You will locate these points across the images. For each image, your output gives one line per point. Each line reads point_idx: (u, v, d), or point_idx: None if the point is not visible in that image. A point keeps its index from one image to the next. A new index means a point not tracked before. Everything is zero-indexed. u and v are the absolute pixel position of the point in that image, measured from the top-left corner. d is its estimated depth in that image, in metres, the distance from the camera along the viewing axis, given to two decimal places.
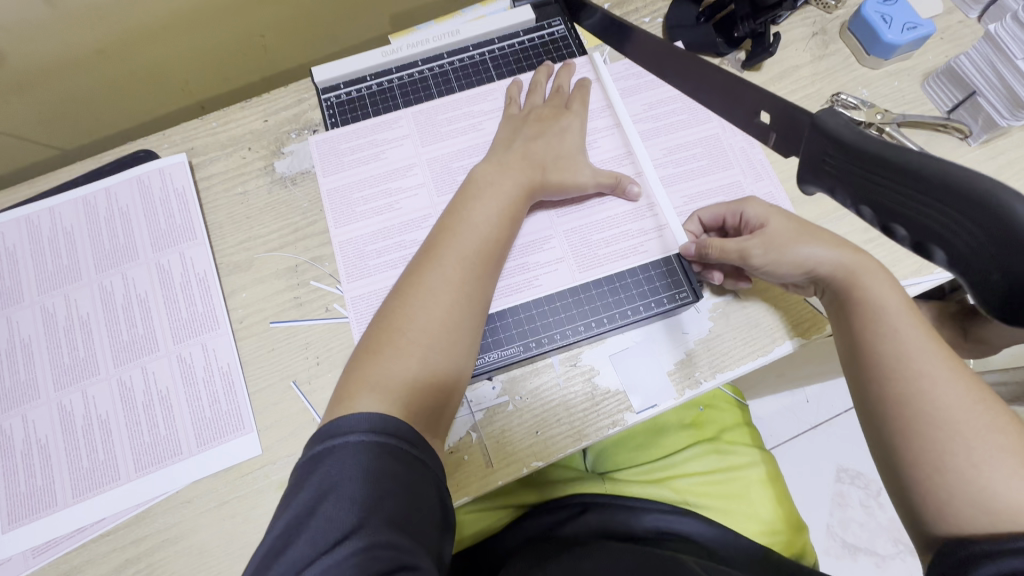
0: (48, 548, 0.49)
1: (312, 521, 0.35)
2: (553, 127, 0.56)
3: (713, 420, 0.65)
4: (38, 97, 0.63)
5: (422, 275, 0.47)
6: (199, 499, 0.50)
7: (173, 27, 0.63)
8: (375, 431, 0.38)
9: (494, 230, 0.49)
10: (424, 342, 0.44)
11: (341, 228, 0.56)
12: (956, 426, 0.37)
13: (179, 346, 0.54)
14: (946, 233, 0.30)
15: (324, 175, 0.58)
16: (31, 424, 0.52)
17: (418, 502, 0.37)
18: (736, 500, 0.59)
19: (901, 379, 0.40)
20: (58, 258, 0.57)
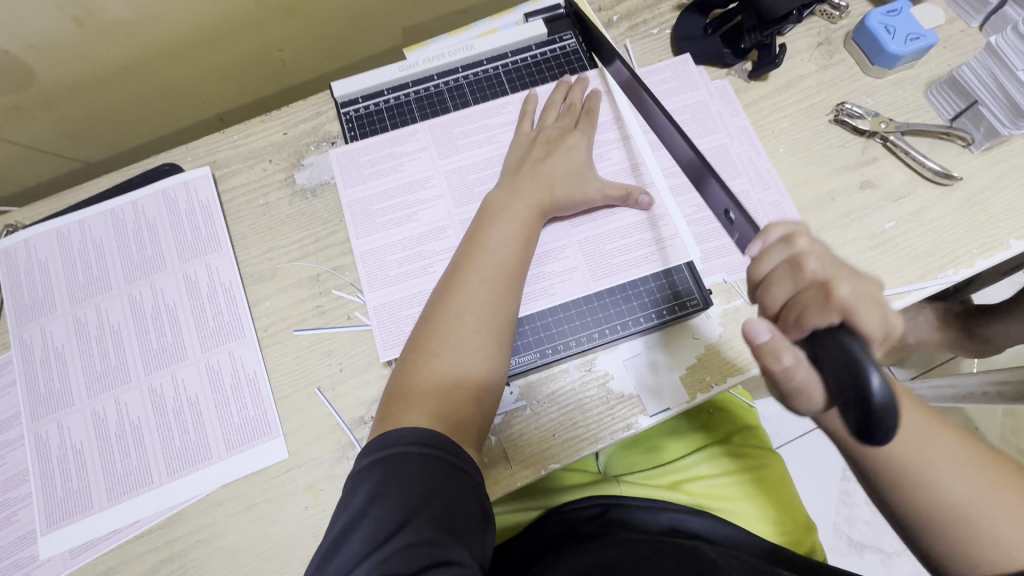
0: (86, 549, 0.51)
1: (363, 521, 0.39)
2: (567, 139, 0.58)
3: (723, 423, 0.67)
4: (64, 112, 0.65)
5: (450, 297, 0.50)
6: (229, 501, 0.52)
7: (195, 44, 0.65)
8: (415, 441, 0.42)
9: (515, 249, 0.52)
10: (457, 363, 0.47)
11: (363, 240, 0.58)
12: (975, 518, 0.39)
13: (207, 354, 0.56)
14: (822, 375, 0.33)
15: (344, 187, 0.60)
16: (66, 430, 0.54)
17: (461, 506, 0.40)
18: (747, 502, 0.61)
19: (913, 487, 0.40)
20: (88, 269, 0.59)
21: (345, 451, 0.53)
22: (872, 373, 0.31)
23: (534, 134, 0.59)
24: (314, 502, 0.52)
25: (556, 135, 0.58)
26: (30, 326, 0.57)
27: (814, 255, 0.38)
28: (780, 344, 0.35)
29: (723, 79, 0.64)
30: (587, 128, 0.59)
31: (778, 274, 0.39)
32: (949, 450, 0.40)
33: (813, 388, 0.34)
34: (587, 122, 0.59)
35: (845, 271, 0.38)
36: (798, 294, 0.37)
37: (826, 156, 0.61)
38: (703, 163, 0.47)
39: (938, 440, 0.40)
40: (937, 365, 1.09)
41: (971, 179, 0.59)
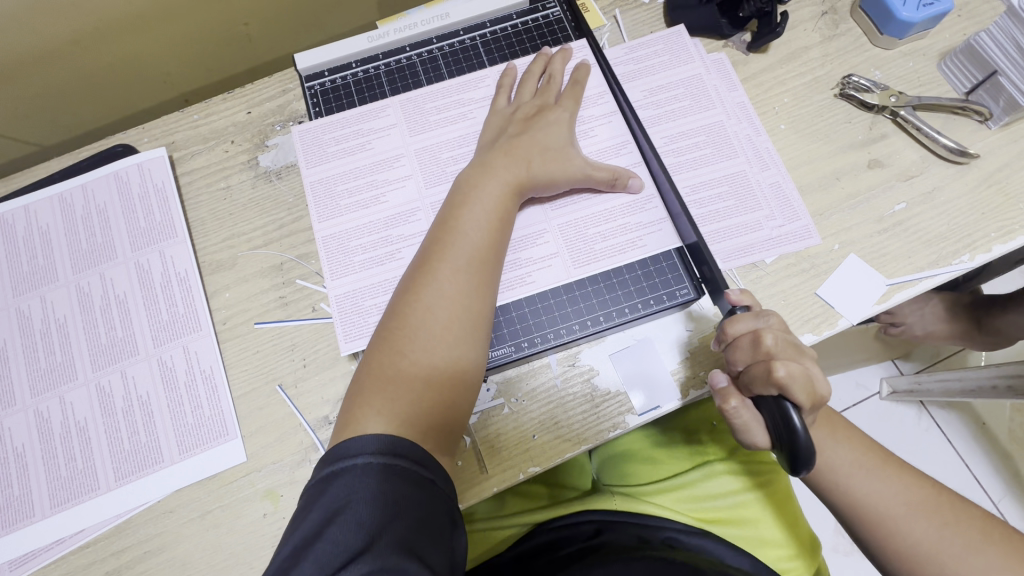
0: (26, 561, 0.47)
1: (318, 543, 0.34)
2: (546, 115, 0.53)
3: (726, 437, 0.61)
4: (12, 91, 0.61)
5: (419, 289, 0.45)
6: (182, 508, 0.48)
7: (151, 17, 0.60)
8: (380, 453, 0.38)
9: (489, 235, 0.47)
10: (427, 361, 0.43)
11: (325, 222, 0.53)
12: (939, 559, 0.43)
13: (160, 349, 0.52)
14: (763, 409, 0.41)
15: (306, 167, 0.55)
16: (7, 432, 0.50)
17: (429, 519, 0.37)
18: (750, 524, 0.55)
19: (879, 529, 0.45)
20: (34, 259, 0.54)
21: (307, 453, 0.49)
22: (794, 412, 0.38)
23: (510, 111, 0.54)
24: (274, 509, 0.48)
25: (535, 111, 0.53)
26: None
27: (774, 330, 0.42)
28: (730, 389, 0.44)
29: (719, 52, 0.59)
30: (570, 106, 0.54)
31: (741, 342, 0.42)
32: (905, 496, 0.46)
33: (756, 423, 0.43)
34: (570, 98, 0.54)
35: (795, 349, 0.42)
36: (750, 365, 0.42)
37: (830, 132, 0.56)
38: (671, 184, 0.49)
39: (893, 488, 0.46)
40: (943, 359, 1.05)
41: (988, 157, 0.54)
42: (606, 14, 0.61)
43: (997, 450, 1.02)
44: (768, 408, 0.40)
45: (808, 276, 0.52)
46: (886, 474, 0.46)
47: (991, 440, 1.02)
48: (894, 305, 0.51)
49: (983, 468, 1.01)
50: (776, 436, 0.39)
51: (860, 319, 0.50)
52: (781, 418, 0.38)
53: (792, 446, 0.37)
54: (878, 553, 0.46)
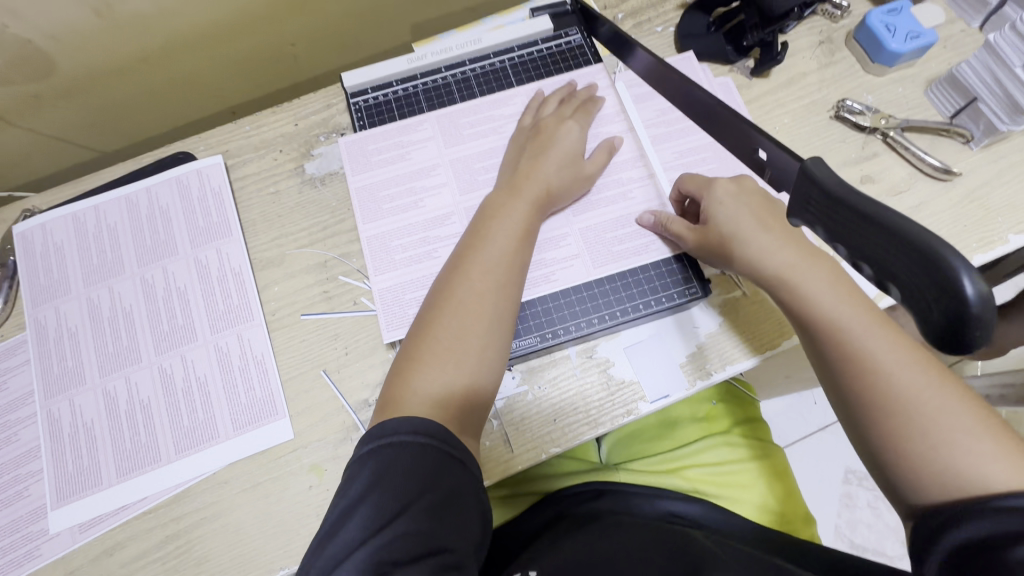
0: (94, 524, 0.52)
1: (359, 508, 0.39)
2: (562, 128, 0.58)
3: (728, 413, 0.70)
4: (82, 102, 0.67)
5: (451, 286, 0.50)
6: (235, 480, 0.53)
7: (209, 37, 0.67)
8: (418, 432, 0.41)
9: (516, 243, 0.52)
10: (456, 350, 0.47)
11: (369, 224, 0.60)
12: (915, 414, 0.42)
13: (217, 336, 0.57)
14: (865, 245, 0.31)
15: (352, 174, 0.62)
16: (78, 408, 0.55)
17: (458, 495, 0.40)
18: (745, 490, 0.65)
19: (858, 378, 0.44)
20: (103, 253, 0.60)
21: (349, 432, 0.54)
22: (967, 278, 0.26)
23: (533, 127, 0.60)
24: (318, 482, 0.53)
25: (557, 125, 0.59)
26: (45, 307, 0.58)
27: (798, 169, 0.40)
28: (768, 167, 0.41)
29: (726, 76, 0.65)
30: (581, 119, 0.60)
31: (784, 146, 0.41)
32: (899, 354, 0.44)
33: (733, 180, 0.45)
34: (582, 113, 0.60)
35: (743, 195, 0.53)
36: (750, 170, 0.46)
37: (827, 151, 0.62)
38: (754, 125, 0.41)
39: (889, 345, 0.44)
40: None
41: (970, 175, 0.60)
42: None
43: None
44: (908, 250, 0.28)
45: None
46: (885, 333, 0.45)
47: None
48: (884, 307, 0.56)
49: None
50: (934, 296, 0.27)
51: None
52: (874, 262, 0.31)
53: (959, 324, 0.27)
54: (847, 400, 0.45)
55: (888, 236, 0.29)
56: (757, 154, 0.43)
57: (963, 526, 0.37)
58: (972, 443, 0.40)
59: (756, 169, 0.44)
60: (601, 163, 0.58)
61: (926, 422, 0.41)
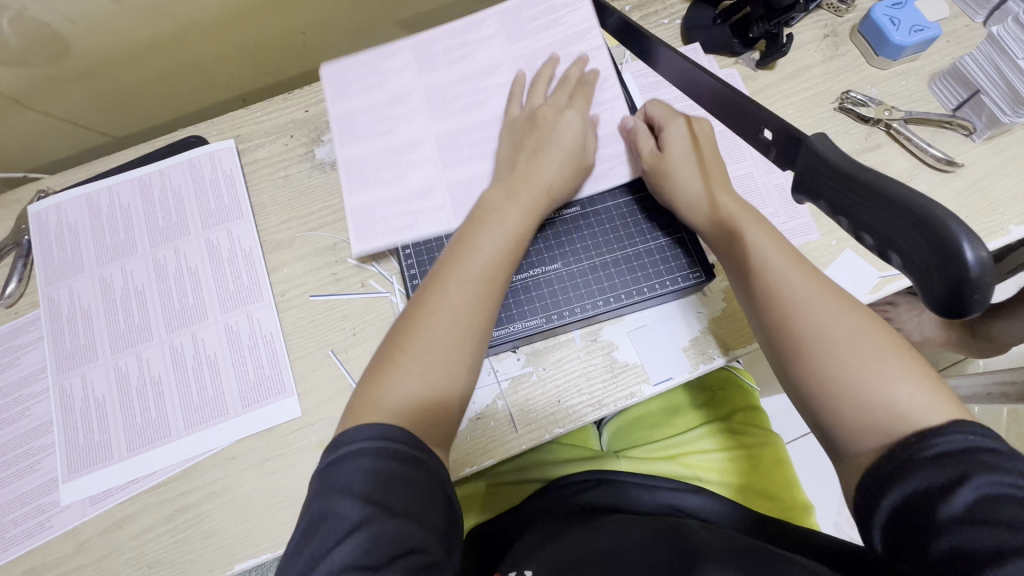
0: (105, 497, 0.53)
1: (326, 520, 0.38)
2: (557, 118, 0.58)
3: (725, 402, 0.71)
4: (97, 86, 0.68)
5: (427, 297, 0.49)
6: (243, 456, 0.54)
7: (222, 23, 0.68)
8: (377, 437, 0.41)
9: (499, 256, 0.51)
10: (426, 360, 0.46)
11: (353, 197, 0.60)
12: (827, 342, 0.44)
13: (226, 315, 0.58)
14: (870, 217, 0.32)
15: (333, 101, 0.63)
16: (90, 384, 0.56)
17: (423, 495, 0.40)
18: (743, 476, 0.66)
19: (780, 311, 0.47)
20: (116, 234, 0.61)
21: None
22: (969, 243, 0.27)
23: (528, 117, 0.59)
24: None
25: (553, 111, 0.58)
26: (59, 285, 0.59)
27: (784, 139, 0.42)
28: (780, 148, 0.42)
29: (731, 67, 0.66)
30: (581, 106, 0.59)
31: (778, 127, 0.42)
32: (812, 286, 0.47)
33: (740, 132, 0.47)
34: (578, 99, 0.60)
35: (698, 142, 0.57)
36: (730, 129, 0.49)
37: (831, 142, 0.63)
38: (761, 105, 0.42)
39: (801, 278, 0.47)
40: (942, 367, 1.09)
41: (973, 167, 0.60)
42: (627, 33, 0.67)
43: None
44: (911, 221, 0.30)
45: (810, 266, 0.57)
46: (802, 269, 0.48)
47: None
48: (885, 294, 0.57)
49: None
50: (937, 262, 0.28)
51: None
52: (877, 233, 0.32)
53: (961, 292, 0.28)
54: (773, 336, 0.47)
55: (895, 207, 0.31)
56: (763, 133, 0.44)
57: (898, 485, 0.37)
58: (878, 366, 0.42)
59: (761, 150, 0.45)
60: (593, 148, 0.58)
61: (840, 348, 0.43)
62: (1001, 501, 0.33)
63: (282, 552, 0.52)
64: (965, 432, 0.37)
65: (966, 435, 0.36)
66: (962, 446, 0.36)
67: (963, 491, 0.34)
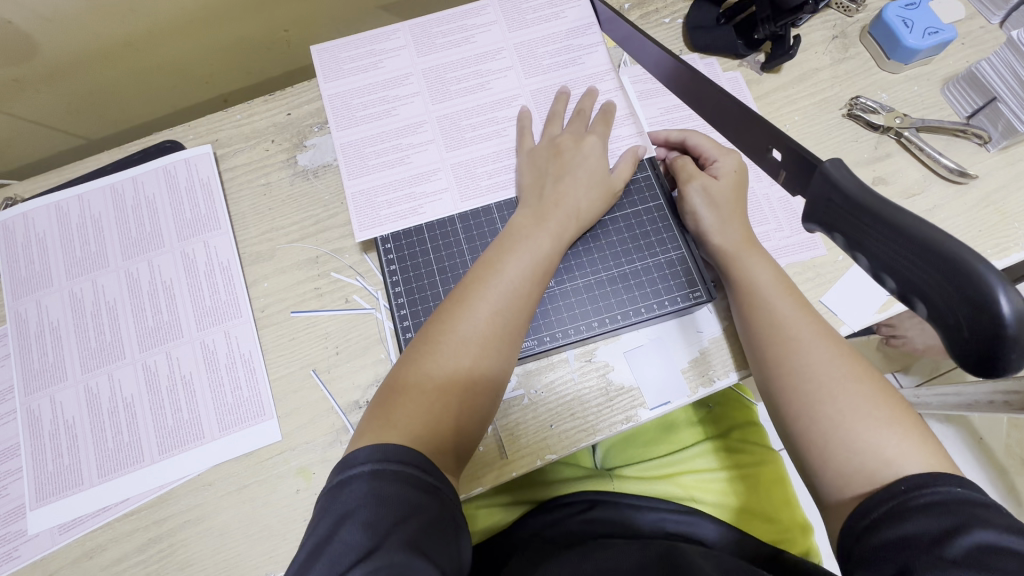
0: (74, 526, 0.50)
1: (330, 545, 0.35)
2: (580, 146, 0.55)
3: (723, 417, 0.69)
4: (66, 86, 0.65)
5: (451, 323, 0.46)
6: (220, 482, 0.51)
7: (200, 21, 0.65)
8: (388, 460, 0.38)
9: (528, 286, 0.48)
10: (446, 392, 0.44)
11: (366, 231, 0.55)
12: (824, 384, 0.43)
13: (203, 333, 0.55)
14: (891, 260, 0.30)
15: (324, 82, 0.60)
16: (59, 406, 0.53)
17: (435, 525, 0.37)
18: (740, 497, 0.63)
19: (781, 347, 0.46)
20: (87, 245, 0.58)
21: (338, 435, 0.52)
22: (1004, 296, 0.26)
23: (545, 148, 0.55)
24: (306, 486, 0.51)
25: (564, 144, 0.55)
26: (25, 300, 0.56)
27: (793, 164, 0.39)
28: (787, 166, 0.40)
29: (735, 70, 0.63)
30: (601, 131, 0.56)
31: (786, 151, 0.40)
32: (811, 326, 0.46)
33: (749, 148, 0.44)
34: (600, 125, 0.56)
35: (744, 184, 0.54)
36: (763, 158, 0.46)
37: (839, 151, 0.60)
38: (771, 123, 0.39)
39: (799, 315, 0.47)
40: (943, 372, 1.07)
41: (987, 178, 0.57)
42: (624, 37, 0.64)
43: (993, 464, 1.04)
44: (937, 266, 0.28)
45: (814, 284, 0.55)
46: (804, 310, 0.47)
47: (988, 453, 1.05)
48: (893, 313, 0.55)
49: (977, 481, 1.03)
50: (969, 314, 0.27)
51: (861, 324, 0.53)
52: (899, 276, 0.30)
53: (994, 342, 0.26)
54: (767, 372, 0.46)
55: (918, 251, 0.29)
56: (771, 153, 0.42)
57: (883, 529, 0.35)
58: (867, 410, 0.41)
59: (770, 170, 0.42)
60: (626, 179, 0.55)
61: (837, 388, 0.42)
62: (999, 552, 0.31)
63: None
64: (953, 484, 0.35)
65: (954, 487, 0.35)
66: (955, 497, 0.34)
67: (958, 539, 0.32)
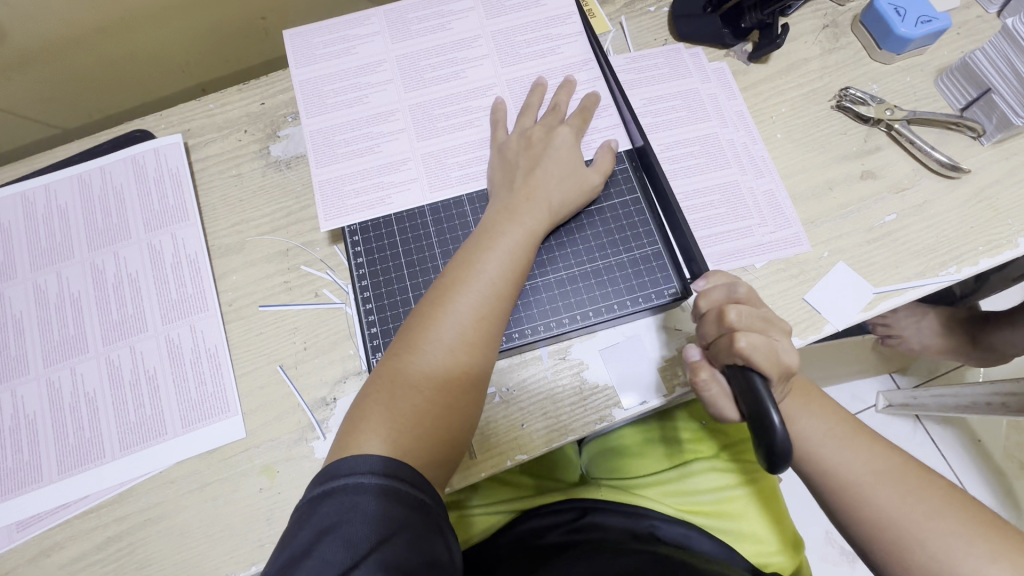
0: (33, 523, 0.49)
1: (307, 560, 0.34)
2: (552, 137, 0.53)
3: (716, 431, 0.66)
4: (38, 75, 0.63)
5: (430, 326, 0.44)
6: (183, 480, 0.50)
7: (172, 8, 0.63)
8: (377, 473, 0.38)
9: (509, 283, 0.47)
10: (429, 397, 0.42)
11: (332, 220, 0.54)
12: (901, 523, 0.42)
13: (169, 327, 0.54)
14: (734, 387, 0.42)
15: (295, 67, 0.58)
16: (19, 400, 0.52)
17: (423, 542, 0.36)
18: (735, 519, 0.60)
19: (842, 498, 0.45)
20: (52, 236, 0.57)
21: (304, 433, 0.51)
22: (777, 426, 0.37)
23: (516, 139, 0.54)
24: (269, 484, 0.50)
25: (537, 137, 0.53)
26: None
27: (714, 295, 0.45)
28: (702, 294, 0.46)
29: (721, 61, 0.61)
30: (576, 125, 0.54)
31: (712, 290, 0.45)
32: (871, 463, 0.45)
33: (704, 298, 0.46)
34: (578, 119, 0.55)
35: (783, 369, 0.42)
36: (713, 306, 0.45)
37: (826, 143, 0.58)
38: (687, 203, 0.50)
39: (862, 457, 0.45)
40: (941, 374, 1.06)
41: (980, 172, 0.55)
42: (612, 20, 0.63)
43: (991, 468, 1.02)
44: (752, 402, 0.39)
45: (797, 280, 0.53)
46: (865, 449, 0.46)
47: (986, 456, 1.03)
48: (879, 313, 0.52)
49: (975, 484, 1.01)
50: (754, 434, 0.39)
51: (846, 323, 0.51)
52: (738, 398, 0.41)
53: (771, 458, 0.37)
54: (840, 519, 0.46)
55: (757, 411, 0.38)
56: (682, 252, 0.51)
57: None
58: (953, 541, 0.41)
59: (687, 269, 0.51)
60: (605, 172, 0.53)
61: (917, 530, 0.42)
62: None
63: None
64: None
65: None
66: None
67: None
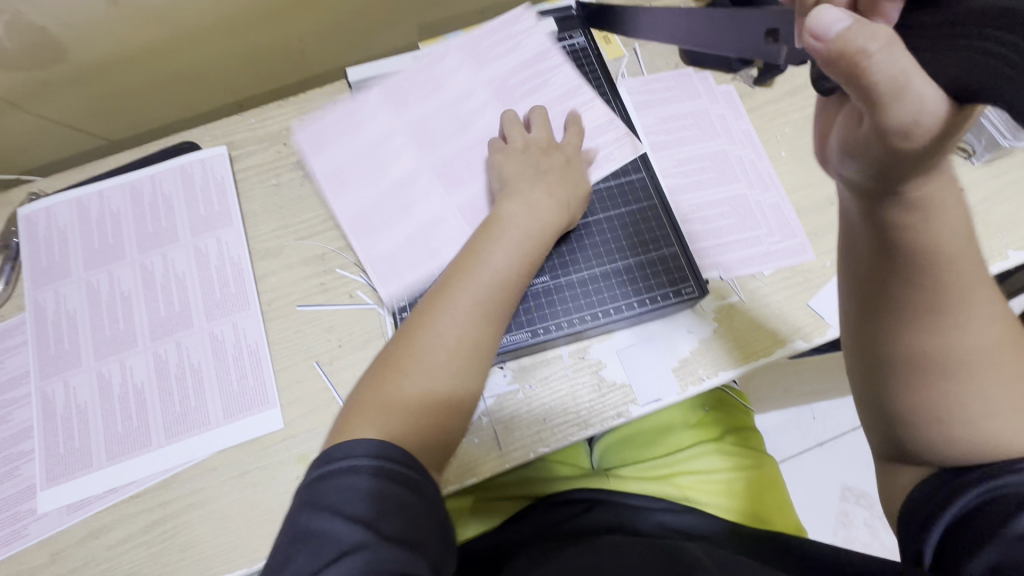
0: (82, 506, 0.52)
1: (311, 537, 0.36)
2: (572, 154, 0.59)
3: (718, 420, 0.70)
4: (91, 88, 0.68)
5: (427, 316, 0.47)
6: (223, 467, 0.53)
7: (219, 28, 0.68)
8: (370, 455, 0.39)
9: (507, 276, 0.50)
10: (425, 383, 0.45)
11: (381, 285, 0.57)
12: (967, 364, 0.40)
13: (213, 323, 0.58)
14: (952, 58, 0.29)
15: (311, 157, 0.63)
16: (71, 390, 0.55)
17: (416, 518, 0.38)
18: (736, 499, 0.64)
19: (936, 311, 0.40)
20: (105, 238, 0.61)
21: None
22: None
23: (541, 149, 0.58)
24: None
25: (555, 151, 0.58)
26: (44, 289, 0.59)
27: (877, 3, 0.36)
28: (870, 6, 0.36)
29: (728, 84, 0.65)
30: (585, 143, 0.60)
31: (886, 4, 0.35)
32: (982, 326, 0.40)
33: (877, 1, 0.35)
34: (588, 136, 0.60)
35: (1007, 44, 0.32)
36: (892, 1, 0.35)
37: None
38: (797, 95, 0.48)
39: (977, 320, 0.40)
40: None
41: (971, 190, 0.60)
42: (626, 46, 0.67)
43: None
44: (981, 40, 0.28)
45: (802, 288, 0.57)
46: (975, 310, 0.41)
47: None
48: None
49: None
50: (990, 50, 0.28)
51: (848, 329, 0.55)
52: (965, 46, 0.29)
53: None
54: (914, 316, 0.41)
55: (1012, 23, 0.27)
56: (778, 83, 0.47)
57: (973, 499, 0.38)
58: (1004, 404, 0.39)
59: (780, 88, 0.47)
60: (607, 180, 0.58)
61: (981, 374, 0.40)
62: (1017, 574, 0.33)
63: (257, 567, 0.51)
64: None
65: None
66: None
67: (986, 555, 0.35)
